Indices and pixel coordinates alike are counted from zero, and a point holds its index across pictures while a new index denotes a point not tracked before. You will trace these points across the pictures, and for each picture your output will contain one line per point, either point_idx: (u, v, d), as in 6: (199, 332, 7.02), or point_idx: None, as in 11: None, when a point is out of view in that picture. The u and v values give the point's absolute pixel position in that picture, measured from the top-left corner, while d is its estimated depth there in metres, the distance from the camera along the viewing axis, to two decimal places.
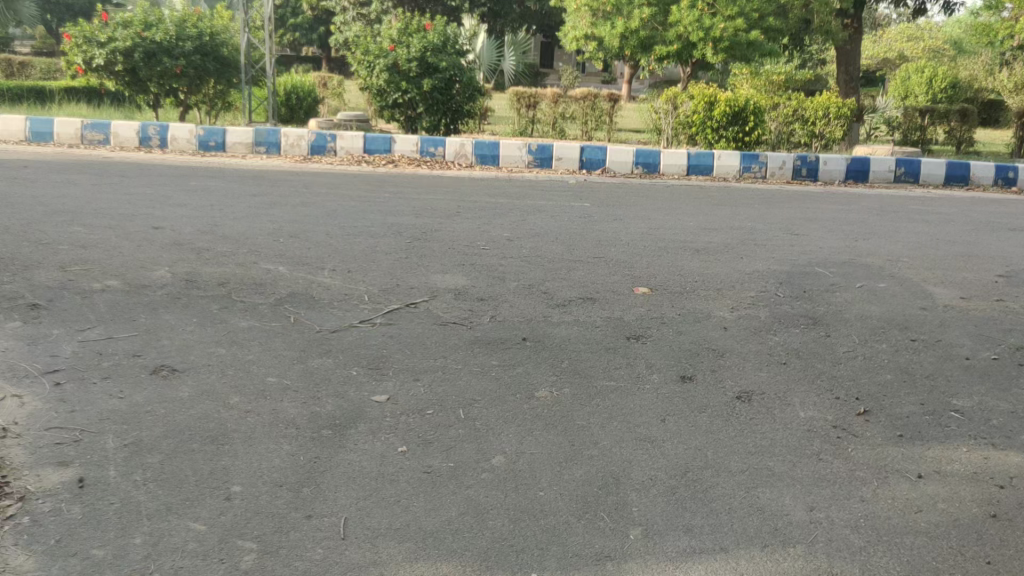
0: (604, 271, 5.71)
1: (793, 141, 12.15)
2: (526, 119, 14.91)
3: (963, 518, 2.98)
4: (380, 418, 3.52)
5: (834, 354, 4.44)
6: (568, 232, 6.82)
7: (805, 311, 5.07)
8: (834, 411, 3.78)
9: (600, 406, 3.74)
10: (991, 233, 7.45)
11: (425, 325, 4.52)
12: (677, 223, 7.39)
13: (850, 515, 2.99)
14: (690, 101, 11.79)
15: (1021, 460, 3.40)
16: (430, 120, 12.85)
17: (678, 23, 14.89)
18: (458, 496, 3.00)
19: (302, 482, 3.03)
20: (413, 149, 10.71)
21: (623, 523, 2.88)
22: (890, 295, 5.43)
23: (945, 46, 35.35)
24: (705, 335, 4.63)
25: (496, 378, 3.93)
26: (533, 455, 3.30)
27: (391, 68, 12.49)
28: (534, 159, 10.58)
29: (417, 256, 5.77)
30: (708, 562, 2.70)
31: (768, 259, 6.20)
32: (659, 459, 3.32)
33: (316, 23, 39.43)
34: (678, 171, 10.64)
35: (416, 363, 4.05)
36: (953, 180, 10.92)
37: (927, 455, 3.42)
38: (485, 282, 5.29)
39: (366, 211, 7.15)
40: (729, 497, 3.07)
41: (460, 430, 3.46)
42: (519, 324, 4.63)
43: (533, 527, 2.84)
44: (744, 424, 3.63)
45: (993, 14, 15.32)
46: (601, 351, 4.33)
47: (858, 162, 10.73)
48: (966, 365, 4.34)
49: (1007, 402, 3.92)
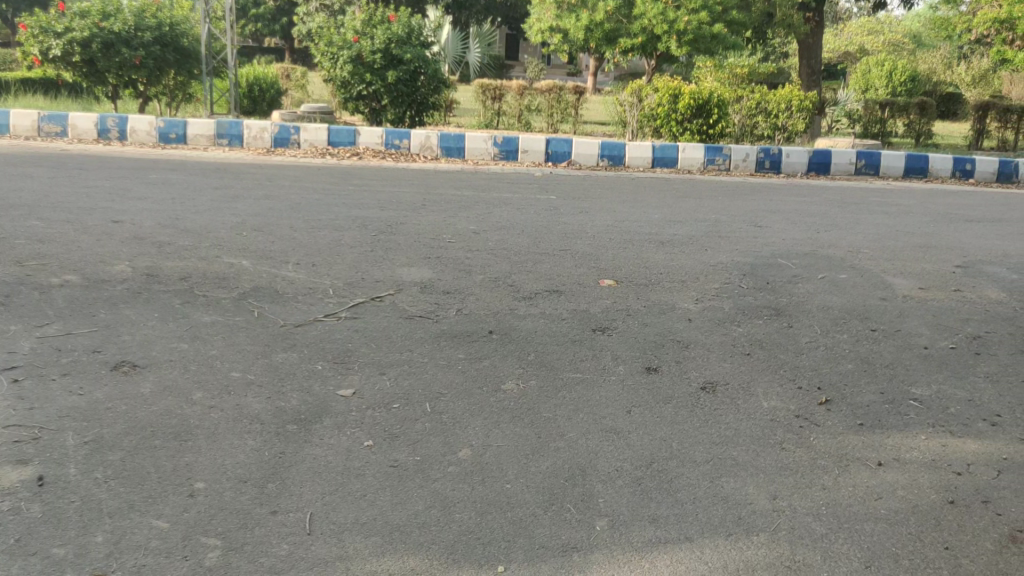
0: (570, 263, 5.73)
1: (757, 133, 12.23)
2: (492, 111, 14.79)
3: (922, 505, 3.04)
4: (346, 412, 3.51)
5: (797, 344, 4.49)
6: (533, 224, 6.83)
7: (768, 302, 5.13)
8: (796, 401, 3.84)
9: (566, 398, 3.75)
10: (949, 225, 7.60)
11: (391, 319, 4.50)
12: (642, 215, 7.42)
13: (812, 503, 3.03)
14: (655, 93, 11.85)
15: (978, 447, 3.48)
16: (395, 112, 12.79)
17: (642, 16, 14.95)
18: (425, 489, 3.00)
19: (267, 478, 3.01)
20: (378, 141, 10.64)
21: (589, 515, 2.90)
22: (851, 286, 5.51)
23: (904, 41, 35.95)
24: (669, 327, 4.66)
25: (463, 371, 3.93)
26: (500, 447, 3.30)
27: (355, 60, 12.39)
28: (499, 152, 10.58)
29: (382, 250, 5.75)
30: (673, 551, 2.73)
31: (732, 251, 6.26)
32: (624, 450, 3.34)
33: (280, 14, 39.00)
34: (644, 163, 10.70)
35: (382, 357, 4.03)
36: (913, 172, 11.11)
37: (887, 443, 3.48)
38: (451, 275, 5.28)
39: (331, 204, 7.10)
40: (693, 487, 3.10)
41: (426, 423, 3.45)
42: (484, 316, 4.64)
43: (500, 520, 2.84)
44: (708, 415, 3.67)
45: (951, 9, 15.58)
46: (567, 344, 4.34)
47: (820, 155, 10.87)
48: (924, 354, 4.42)
49: (964, 390, 4.00)
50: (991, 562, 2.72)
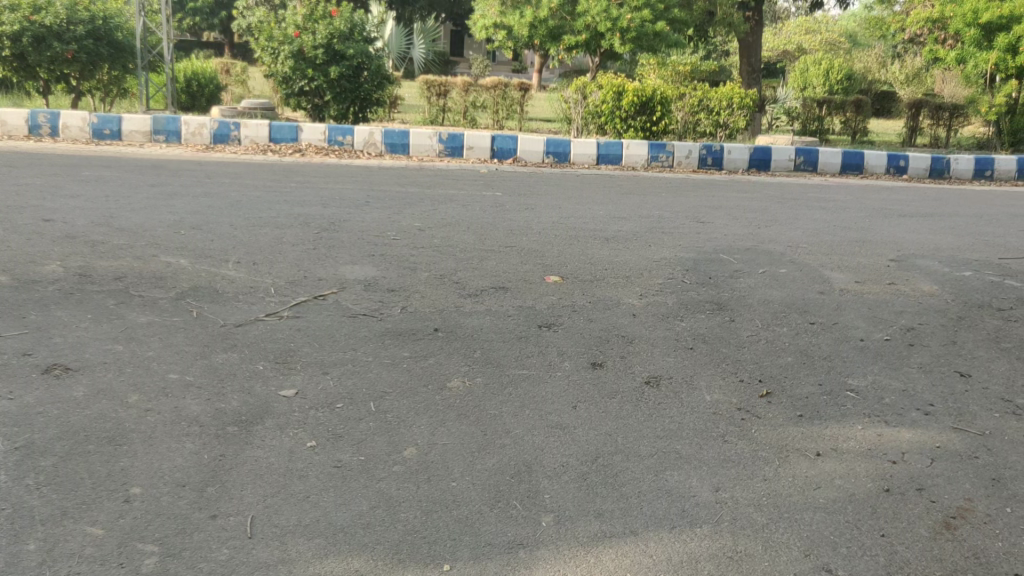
0: (516, 260, 5.73)
1: (699, 130, 12.37)
2: (437, 108, 14.79)
3: (859, 494, 3.11)
4: (289, 413, 3.45)
5: (738, 338, 4.56)
6: (479, 221, 6.81)
7: (710, 297, 5.20)
8: (737, 394, 3.90)
9: (511, 394, 3.75)
10: (884, 220, 7.79)
11: (334, 318, 4.45)
12: (587, 212, 7.46)
13: (753, 494, 3.08)
14: (599, 91, 11.94)
15: (913, 436, 3.57)
16: (339, 109, 12.66)
17: (585, 14, 15.04)
18: (369, 489, 2.97)
19: (207, 482, 2.95)
20: (321, 137, 10.53)
21: (535, 511, 2.90)
22: (790, 280, 5.62)
23: (840, 41, 36.84)
24: (615, 323, 4.69)
25: (408, 370, 3.90)
26: (445, 445, 3.29)
27: (297, 55, 12.24)
28: (444, 148, 10.54)
29: (324, 247, 5.68)
30: (619, 545, 2.74)
31: (675, 247, 6.32)
32: (570, 446, 3.35)
33: (218, 8, 38.34)
34: (588, 160, 10.75)
35: (324, 357, 3.98)
36: (850, 169, 11.36)
37: (825, 434, 3.56)
38: (395, 273, 5.24)
39: (273, 201, 6.98)
40: (638, 481, 3.12)
41: (370, 423, 3.42)
42: (430, 314, 4.61)
43: (445, 518, 2.83)
44: (652, 409, 3.70)
45: (886, 8, 15.97)
46: (512, 340, 4.34)
47: (760, 151, 11.05)
48: (861, 347, 4.52)
49: (898, 381, 4.11)
50: (926, 548, 2.79)
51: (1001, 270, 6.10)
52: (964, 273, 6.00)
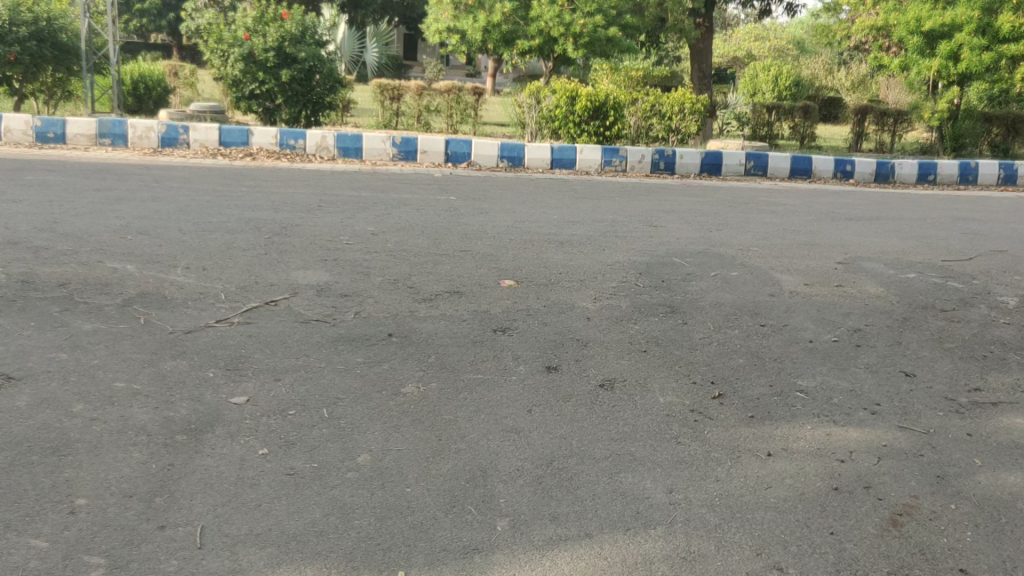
0: (471, 264, 5.72)
1: (652, 135, 12.51)
2: (391, 112, 14.68)
3: (809, 493, 3.16)
4: (239, 420, 3.40)
5: (690, 340, 4.61)
6: (433, 225, 6.79)
7: (663, 300, 5.25)
8: (690, 396, 3.94)
9: (466, 399, 3.74)
10: (831, 223, 7.96)
11: (286, 323, 4.39)
12: (541, 216, 7.48)
13: (706, 494, 3.11)
14: (553, 96, 12.00)
15: (860, 435, 3.64)
16: (291, 112, 12.55)
17: (539, 19, 15.09)
18: (322, 497, 2.94)
19: (155, 492, 2.89)
20: (273, 141, 10.42)
21: (490, 515, 2.89)
22: (741, 283, 5.70)
23: (789, 48, 37.59)
24: (569, 326, 4.71)
25: (361, 376, 3.87)
26: (399, 451, 3.27)
27: (247, 58, 12.06)
28: (398, 152, 10.50)
29: (276, 252, 5.61)
30: (574, 548, 2.75)
31: (628, 250, 6.37)
32: (525, 449, 3.35)
33: (166, 10, 37.70)
34: (542, 164, 10.79)
35: (276, 363, 3.93)
36: (798, 173, 11.58)
37: (776, 434, 3.61)
38: (348, 277, 5.20)
39: (222, 206, 6.88)
40: (592, 484, 3.14)
41: (323, 429, 3.38)
42: (384, 319, 4.58)
43: (400, 524, 2.81)
44: (607, 411, 3.73)
45: (832, 16, 16.32)
46: (467, 345, 4.33)
47: (712, 156, 11.20)
48: (810, 348, 4.61)
49: (846, 381, 4.19)
50: (874, 545, 2.85)
51: (943, 272, 6.27)
52: (909, 275, 6.14)
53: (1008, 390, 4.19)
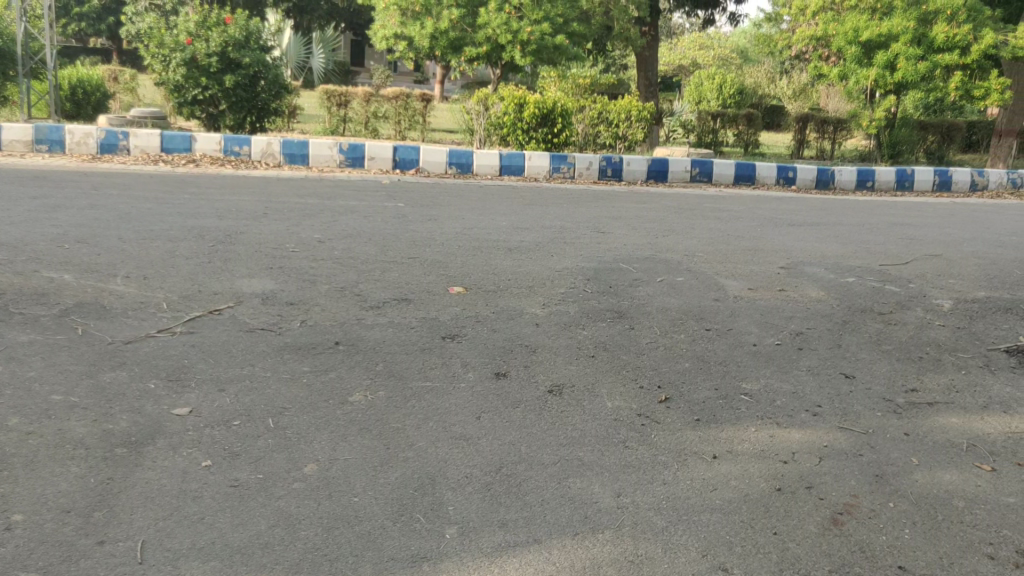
0: (419, 271, 5.71)
1: (599, 142, 12.61)
2: (338, 117, 14.63)
3: (753, 494, 3.22)
4: (182, 432, 3.34)
5: (637, 345, 4.66)
6: (380, 232, 6.75)
7: (611, 305, 5.29)
8: (637, 400, 3.98)
9: (414, 407, 3.72)
10: (774, 229, 8.11)
11: (230, 333, 4.33)
12: (490, 223, 7.48)
13: (653, 498, 3.14)
14: (501, 102, 12.05)
15: (803, 436, 3.72)
16: (235, 118, 12.42)
17: (486, 26, 15.04)
18: (268, 508, 2.89)
19: (94, 506, 2.82)
20: (216, 147, 10.28)
21: (439, 523, 2.89)
22: (686, 288, 5.78)
23: (733, 57, 38.27)
24: (518, 332, 4.73)
25: (307, 385, 3.83)
26: (347, 460, 3.24)
27: (189, 63, 11.85)
28: (345, 159, 10.41)
29: (220, 261, 5.52)
30: (522, 555, 2.76)
31: (576, 256, 6.42)
32: (474, 456, 3.35)
33: (106, 13, 36.79)
34: (491, 171, 10.81)
35: (220, 373, 3.87)
36: (742, 179, 11.77)
37: (721, 437, 3.67)
38: (294, 285, 5.14)
39: (164, 213, 6.75)
40: (541, 489, 3.15)
41: (269, 440, 3.34)
42: (331, 327, 4.54)
43: (348, 534, 2.79)
44: (555, 417, 3.74)
45: (774, 25, 16.66)
46: (416, 352, 4.32)
47: (658, 163, 11.32)
48: (754, 351, 4.69)
49: (789, 383, 4.28)
50: (816, 544, 2.91)
51: (881, 276, 6.44)
52: (848, 279, 6.29)
53: (943, 390, 4.32)
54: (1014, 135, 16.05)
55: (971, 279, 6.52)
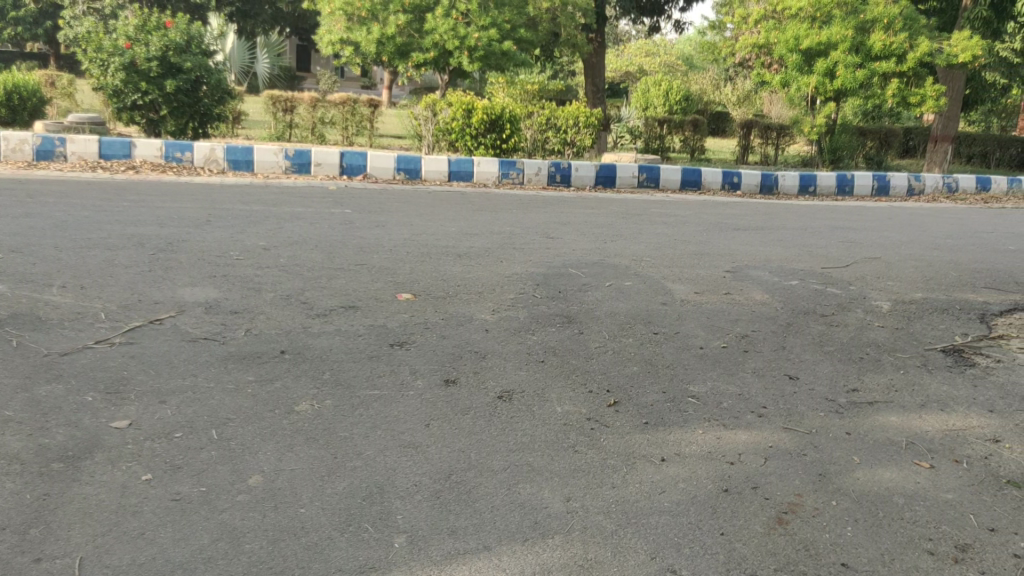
0: (366, 278, 5.66)
1: (548, 148, 12.68)
2: (283, 123, 14.39)
3: (701, 495, 3.25)
4: (121, 445, 3.26)
5: (586, 350, 4.68)
6: (327, 239, 6.68)
7: (560, 310, 5.31)
8: (586, 404, 3.99)
9: (362, 415, 3.69)
10: (720, 233, 8.23)
11: (172, 343, 4.24)
12: (439, 229, 7.46)
13: (603, 502, 3.15)
14: (449, 108, 12.01)
15: (748, 437, 3.76)
16: (176, 123, 12.20)
17: (433, 32, 15.03)
18: (211, 522, 2.83)
19: (29, 523, 2.73)
20: (157, 153, 10.09)
21: (388, 532, 2.86)
22: (634, 292, 5.83)
23: (678, 65, 38.95)
24: (467, 338, 4.72)
25: (253, 395, 3.76)
26: (293, 471, 3.19)
27: (129, 67, 11.58)
28: (291, 165, 10.30)
29: (161, 269, 5.41)
30: (472, 562, 2.74)
31: (525, 262, 6.43)
32: (423, 464, 3.33)
33: (43, 17, 35.79)
34: (439, 177, 10.78)
35: (161, 384, 3.78)
36: (689, 185, 11.93)
37: (669, 439, 3.70)
38: (238, 294, 5.06)
39: (103, 221, 6.60)
40: (490, 496, 3.14)
41: (212, 451, 3.27)
42: (277, 336, 4.47)
43: (294, 546, 2.74)
44: (505, 423, 3.74)
45: (718, 32, 16.92)
46: (363, 360, 4.28)
47: (606, 169, 11.41)
48: (701, 354, 4.75)
49: (735, 386, 4.33)
50: (762, 543, 2.95)
51: (823, 278, 6.57)
52: (792, 282, 6.40)
53: (883, 390, 4.42)
54: (948, 140, 16.57)
55: (908, 281, 6.69)
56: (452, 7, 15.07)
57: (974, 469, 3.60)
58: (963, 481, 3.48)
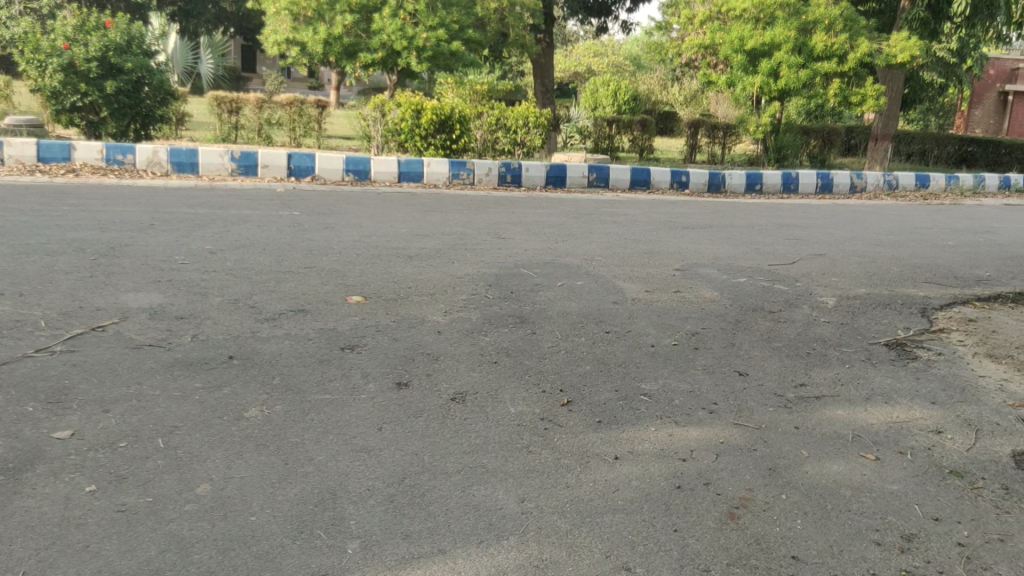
0: (316, 281, 5.59)
1: (498, 148, 12.71)
2: (228, 125, 14.05)
3: (654, 492, 3.27)
4: (64, 456, 3.16)
5: (539, 350, 4.69)
6: (274, 242, 6.58)
7: (513, 311, 5.31)
8: (540, 404, 4.00)
9: (314, 420, 3.64)
10: (669, 232, 8.31)
11: (115, 350, 4.13)
12: (389, 230, 7.40)
13: (556, 501, 3.16)
14: (398, 109, 11.94)
15: (699, 433, 3.81)
16: (118, 125, 11.92)
17: (380, 32, 14.91)
18: (158, 532, 2.77)
19: None
20: (97, 156, 9.85)
21: (340, 539, 2.82)
22: (585, 292, 5.85)
23: (626, 65, 39.32)
24: (419, 341, 4.68)
25: (200, 402, 3.68)
26: (242, 478, 3.13)
27: (67, 68, 11.29)
28: (237, 167, 10.15)
29: (103, 275, 5.28)
30: (427, 565, 2.73)
31: (476, 263, 6.42)
32: (376, 468, 3.29)
33: None
34: (389, 178, 10.72)
35: (105, 393, 3.68)
36: (638, 184, 12.03)
37: (621, 437, 3.72)
38: (184, 299, 4.96)
39: (42, 226, 6.42)
40: (444, 499, 3.12)
41: (158, 461, 3.20)
42: (224, 341, 4.39)
43: (244, 555, 2.69)
44: (459, 425, 3.72)
45: (664, 33, 17.09)
46: (314, 364, 4.22)
47: (557, 168, 11.43)
48: (652, 352, 4.79)
49: (686, 382, 4.38)
50: (713, 539, 2.98)
51: (770, 276, 6.67)
52: (740, 280, 6.49)
53: (829, 384, 4.50)
54: (888, 139, 16.96)
55: (852, 277, 6.83)
56: (400, 7, 14.98)
57: (917, 460, 3.69)
58: (907, 472, 3.57)
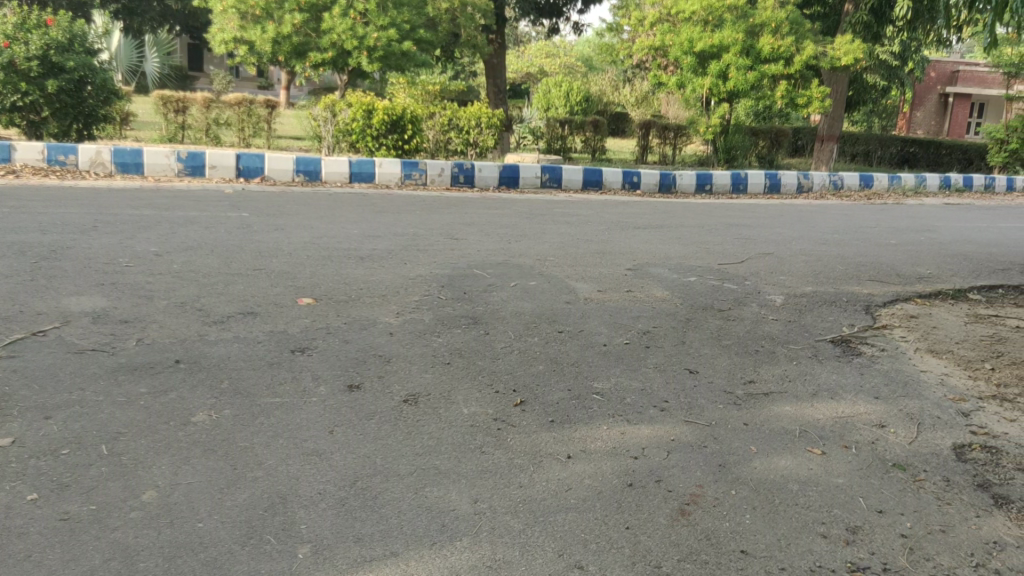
0: (265, 283, 5.51)
1: (451, 149, 12.69)
2: (175, 125, 13.94)
3: (607, 490, 3.29)
4: (3, 464, 3.08)
5: (492, 350, 4.69)
6: (223, 243, 6.48)
7: (465, 311, 5.30)
8: (493, 405, 3.99)
9: (263, 424, 3.59)
10: (621, 232, 8.37)
11: (57, 355, 4.04)
12: (341, 231, 7.34)
13: (509, 501, 3.16)
14: (349, 109, 11.84)
15: (651, 431, 3.84)
16: (60, 125, 11.64)
17: (330, 31, 14.79)
18: (102, 541, 2.71)
19: None
20: (39, 157, 9.63)
21: (290, 543, 2.79)
22: (538, 291, 5.87)
23: (578, 66, 39.50)
24: (371, 343, 4.64)
25: (145, 408, 3.61)
26: (190, 484, 3.08)
27: (6, 67, 10.98)
28: (184, 167, 9.99)
29: (43, 278, 5.14)
30: (380, 568, 2.71)
31: (429, 263, 6.40)
32: (327, 471, 3.26)
33: None
34: (340, 178, 10.61)
35: (47, 399, 3.59)
36: (591, 184, 12.11)
37: (574, 436, 3.74)
38: (129, 302, 4.86)
39: None
40: (397, 501, 3.10)
41: (103, 468, 3.13)
42: (170, 345, 4.31)
43: (192, 562, 2.64)
44: (410, 426, 3.70)
45: (615, 35, 17.19)
46: (263, 368, 4.16)
47: (509, 169, 11.44)
48: (604, 351, 4.82)
49: (637, 380, 4.42)
50: (665, 535, 3.00)
51: (719, 274, 6.76)
52: (690, 279, 6.57)
53: (777, 380, 4.58)
54: (833, 140, 17.30)
55: (799, 275, 6.96)
56: (351, 7, 14.86)
57: (862, 454, 3.77)
58: (853, 466, 3.64)
